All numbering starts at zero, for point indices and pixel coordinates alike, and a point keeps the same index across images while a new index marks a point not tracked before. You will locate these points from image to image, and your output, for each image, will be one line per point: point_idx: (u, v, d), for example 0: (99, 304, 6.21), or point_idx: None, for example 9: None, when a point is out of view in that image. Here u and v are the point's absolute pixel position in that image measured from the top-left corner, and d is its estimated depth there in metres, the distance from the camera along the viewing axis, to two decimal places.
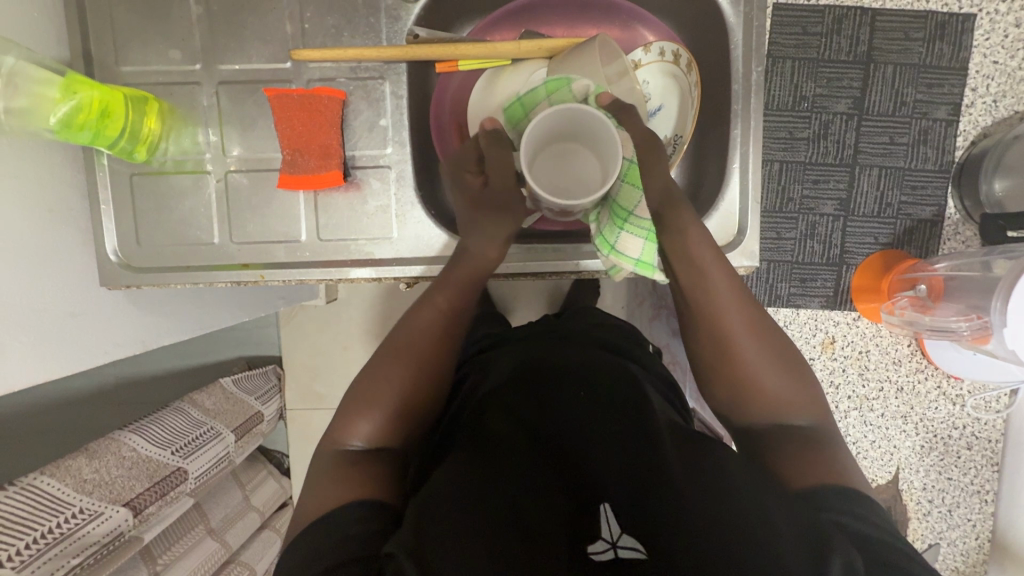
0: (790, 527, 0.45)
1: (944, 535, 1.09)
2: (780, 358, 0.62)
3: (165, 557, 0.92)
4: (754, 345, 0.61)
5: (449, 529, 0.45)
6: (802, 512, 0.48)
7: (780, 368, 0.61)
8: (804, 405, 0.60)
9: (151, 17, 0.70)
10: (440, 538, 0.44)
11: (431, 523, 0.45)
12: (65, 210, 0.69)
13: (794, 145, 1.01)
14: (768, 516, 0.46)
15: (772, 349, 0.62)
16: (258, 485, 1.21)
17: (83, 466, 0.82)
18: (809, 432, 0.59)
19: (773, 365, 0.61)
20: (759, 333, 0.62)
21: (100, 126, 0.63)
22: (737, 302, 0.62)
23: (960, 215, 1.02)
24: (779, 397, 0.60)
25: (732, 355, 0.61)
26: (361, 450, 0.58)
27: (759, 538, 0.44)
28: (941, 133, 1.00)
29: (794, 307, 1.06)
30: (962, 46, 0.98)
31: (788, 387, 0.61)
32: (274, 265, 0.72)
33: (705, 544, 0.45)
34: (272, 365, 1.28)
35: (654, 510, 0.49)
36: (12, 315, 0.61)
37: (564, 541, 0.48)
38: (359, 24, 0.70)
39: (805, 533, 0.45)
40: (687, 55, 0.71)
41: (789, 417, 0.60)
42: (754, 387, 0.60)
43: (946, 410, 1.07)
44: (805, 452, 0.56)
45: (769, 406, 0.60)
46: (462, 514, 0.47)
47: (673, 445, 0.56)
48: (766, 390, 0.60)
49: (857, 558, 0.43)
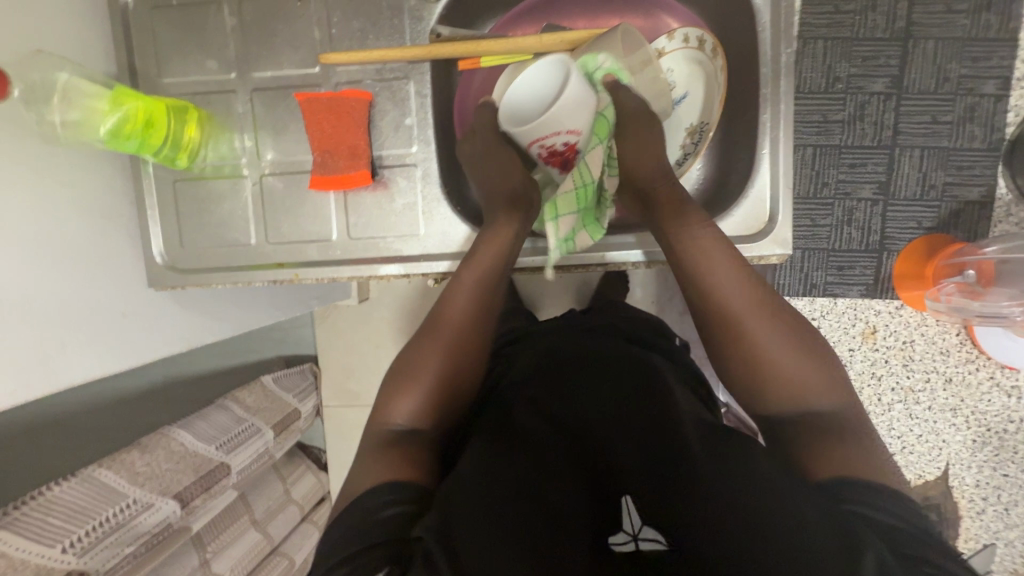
0: (821, 520, 0.43)
1: (1001, 535, 1.03)
2: (800, 341, 0.59)
3: (214, 545, 0.98)
4: (765, 327, 0.60)
5: (472, 524, 0.45)
6: (825, 504, 0.46)
7: (798, 351, 0.58)
8: (828, 389, 0.57)
9: (188, 29, 0.73)
10: (466, 530, 0.45)
11: (456, 514, 0.46)
12: (115, 217, 0.73)
13: (828, 129, 0.97)
14: (800, 510, 0.44)
15: (782, 323, 0.60)
16: (299, 479, 1.25)
17: (136, 459, 0.87)
18: (835, 415, 0.55)
19: (788, 347, 0.59)
20: (770, 316, 0.61)
21: (145, 135, 0.67)
22: (744, 288, 0.62)
23: (1013, 196, 0.96)
24: (796, 381, 0.57)
25: (743, 339, 0.60)
26: (403, 426, 0.60)
27: (797, 530, 0.43)
28: (989, 109, 0.95)
29: (831, 297, 1.02)
30: (1012, 16, 0.93)
31: (809, 372, 0.57)
32: (307, 264, 0.75)
33: (733, 533, 0.44)
34: (309, 363, 1.33)
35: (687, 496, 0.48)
36: (69, 315, 0.66)
37: (586, 531, 0.48)
38: (382, 26, 0.71)
39: (835, 526, 0.43)
40: (712, 40, 0.70)
41: (813, 404, 0.56)
42: (771, 370, 0.58)
43: (1000, 402, 1.01)
44: (828, 441, 0.53)
45: (791, 393, 0.57)
46: (485, 505, 0.47)
47: (698, 437, 0.55)
48: (784, 375, 0.58)
49: (884, 546, 0.42)
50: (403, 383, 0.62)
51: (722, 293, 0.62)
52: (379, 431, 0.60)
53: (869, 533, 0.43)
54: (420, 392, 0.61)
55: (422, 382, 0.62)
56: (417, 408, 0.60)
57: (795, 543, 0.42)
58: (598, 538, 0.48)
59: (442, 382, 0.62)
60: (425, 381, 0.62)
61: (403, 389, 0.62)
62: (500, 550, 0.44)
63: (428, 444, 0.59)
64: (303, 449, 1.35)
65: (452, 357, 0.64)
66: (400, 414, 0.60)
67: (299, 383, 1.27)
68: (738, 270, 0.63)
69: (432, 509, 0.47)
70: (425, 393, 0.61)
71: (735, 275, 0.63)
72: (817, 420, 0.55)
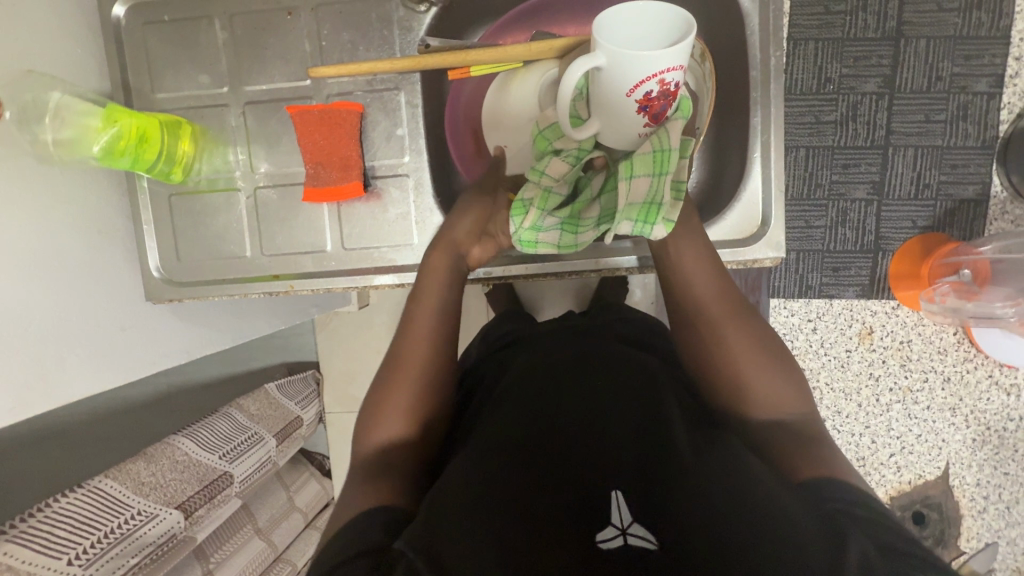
0: (795, 523, 0.45)
1: (1003, 534, 1.03)
2: (772, 352, 0.62)
3: (217, 555, 0.98)
4: (741, 334, 0.62)
5: (455, 535, 0.46)
6: (811, 507, 0.47)
7: (769, 362, 0.61)
8: (791, 398, 0.59)
9: (179, 45, 0.74)
10: (453, 539, 0.46)
11: (442, 525, 0.47)
12: (111, 232, 0.73)
13: (821, 130, 0.97)
14: (785, 517, 0.45)
15: (749, 329, 0.63)
16: (302, 486, 1.26)
17: (141, 469, 0.88)
18: (804, 424, 0.58)
19: (760, 358, 0.61)
20: (739, 319, 0.63)
21: (139, 151, 0.68)
22: (721, 296, 0.64)
23: (1008, 193, 0.96)
24: (767, 391, 0.59)
25: (714, 340, 0.62)
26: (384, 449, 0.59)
27: (776, 530, 0.44)
28: (982, 107, 0.94)
29: (827, 298, 1.02)
30: (1003, 14, 0.92)
31: (778, 382, 0.60)
32: (303, 275, 0.75)
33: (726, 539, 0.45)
34: (311, 369, 1.33)
35: (667, 495, 0.49)
36: (68, 331, 0.66)
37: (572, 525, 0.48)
38: (372, 37, 0.72)
39: (821, 535, 0.44)
40: (701, 45, 0.67)
41: (782, 412, 0.59)
42: (739, 378, 0.60)
43: (999, 400, 1.01)
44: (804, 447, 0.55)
45: (758, 402, 0.59)
46: (476, 515, 0.48)
47: (688, 443, 0.55)
48: (749, 384, 0.60)
49: (866, 547, 0.43)
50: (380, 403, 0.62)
51: (694, 295, 0.64)
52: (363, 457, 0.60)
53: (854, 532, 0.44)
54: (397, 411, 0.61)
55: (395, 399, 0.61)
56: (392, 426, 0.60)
57: (771, 540, 0.44)
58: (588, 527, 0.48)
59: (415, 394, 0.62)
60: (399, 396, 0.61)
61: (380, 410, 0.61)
62: (481, 553, 0.45)
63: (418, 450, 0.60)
64: (305, 456, 1.35)
65: (432, 353, 0.64)
66: (390, 421, 0.60)
67: (302, 390, 1.28)
68: (714, 276, 0.65)
69: (417, 520, 0.48)
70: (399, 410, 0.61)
71: (714, 282, 0.65)
72: (787, 427, 0.58)
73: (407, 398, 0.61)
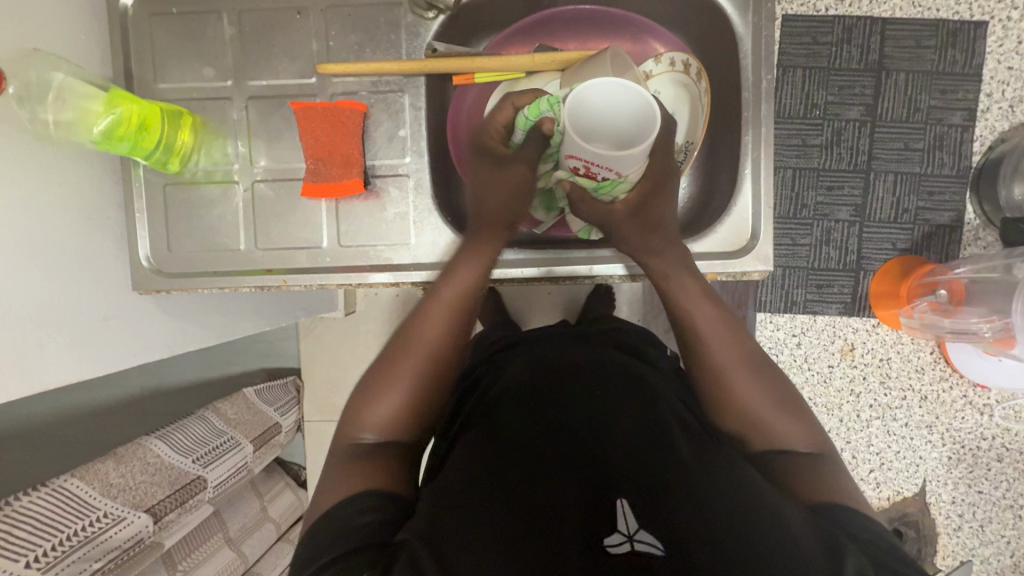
0: (809, 539, 0.45)
1: (977, 552, 1.05)
2: (778, 395, 0.61)
3: (185, 563, 0.94)
4: (748, 380, 0.61)
5: (459, 542, 0.45)
6: (818, 524, 0.48)
7: (773, 399, 0.61)
8: (798, 433, 0.59)
9: (186, 36, 0.74)
10: (459, 542, 0.45)
11: (446, 529, 0.47)
12: (102, 219, 0.72)
13: (806, 153, 1.01)
14: (789, 528, 0.46)
15: (755, 367, 0.62)
16: (276, 496, 1.22)
17: (109, 470, 0.85)
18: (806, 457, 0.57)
19: (762, 395, 0.61)
20: (746, 361, 0.63)
21: (138, 137, 0.68)
22: (728, 337, 0.64)
23: (980, 221, 1.01)
24: (771, 427, 0.59)
25: (721, 382, 0.62)
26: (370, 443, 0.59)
27: (782, 537, 0.45)
28: (957, 138, 1.00)
29: (810, 314, 1.05)
30: (975, 53, 0.99)
31: (782, 416, 0.60)
32: (297, 271, 0.75)
33: (729, 549, 0.44)
34: (292, 376, 1.31)
35: (672, 508, 0.48)
36: (51, 315, 0.65)
37: (575, 532, 0.47)
38: (380, 41, 0.73)
39: (822, 545, 0.45)
40: (698, 64, 0.73)
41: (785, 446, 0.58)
42: (742, 415, 0.60)
43: (973, 419, 1.04)
44: (806, 475, 0.55)
45: (764, 434, 0.59)
46: (484, 523, 0.47)
47: (692, 455, 0.56)
48: (758, 420, 0.60)
49: (862, 556, 0.44)
50: (374, 392, 0.61)
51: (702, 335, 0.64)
52: (347, 441, 0.59)
53: (850, 545, 0.45)
54: (390, 406, 0.60)
55: (389, 394, 0.60)
56: (381, 421, 0.59)
57: (776, 547, 0.44)
58: (588, 536, 0.46)
59: (411, 398, 0.61)
60: (393, 393, 0.60)
61: (372, 400, 0.61)
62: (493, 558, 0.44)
63: (403, 464, 0.58)
64: (280, 467, 1.31)
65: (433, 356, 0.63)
66: (377, 412, 0.60)
67: (281, 397, 1.25)
68: (718, 315, 0.65)
69: (415, 520, 0.49)
70: (393, 408, 0.60)
71: (720, 322, 0.65)
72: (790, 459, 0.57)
73: (394, 397, 0.60)
